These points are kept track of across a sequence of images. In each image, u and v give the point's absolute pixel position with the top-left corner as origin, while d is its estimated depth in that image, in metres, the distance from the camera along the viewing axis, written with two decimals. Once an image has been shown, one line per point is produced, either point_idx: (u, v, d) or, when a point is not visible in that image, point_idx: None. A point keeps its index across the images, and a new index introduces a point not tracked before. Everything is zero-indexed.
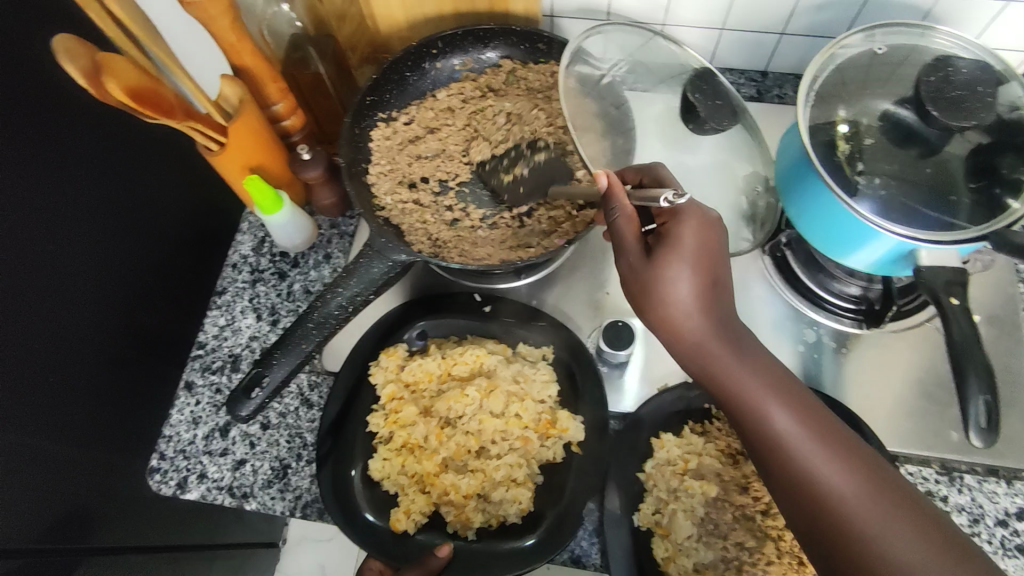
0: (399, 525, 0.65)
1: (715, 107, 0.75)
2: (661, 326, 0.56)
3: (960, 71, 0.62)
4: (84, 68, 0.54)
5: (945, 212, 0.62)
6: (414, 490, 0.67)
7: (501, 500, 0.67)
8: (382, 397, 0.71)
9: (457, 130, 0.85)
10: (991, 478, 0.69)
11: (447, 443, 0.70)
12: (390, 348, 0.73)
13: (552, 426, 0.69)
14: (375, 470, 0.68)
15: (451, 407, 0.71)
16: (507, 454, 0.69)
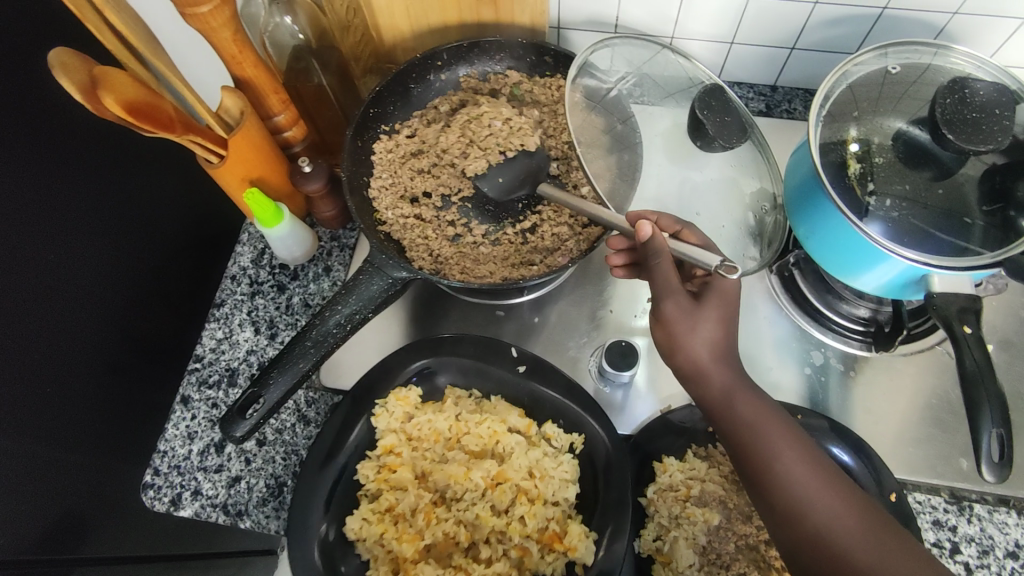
0: None
1: (723, 124, 0.70)
2: (678, 365, 0.57)
3: (977, 92, 0.60)
4: (79, 82, 0.53)
5: (959, 236, 0.61)
6: (386, 572, 0.64)
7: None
8: (380, 447, 0.68)
9: (456, 149, 0.80)
10: (1001, 508, 0.68)
11: (433, 529, 0.67)
12: (401, 390, 0.70)
13: (557, 540, 0.65)
14: (353, 530, 0.65)
15: (451, 476, 0.69)
16: (500, 560, 0.66)
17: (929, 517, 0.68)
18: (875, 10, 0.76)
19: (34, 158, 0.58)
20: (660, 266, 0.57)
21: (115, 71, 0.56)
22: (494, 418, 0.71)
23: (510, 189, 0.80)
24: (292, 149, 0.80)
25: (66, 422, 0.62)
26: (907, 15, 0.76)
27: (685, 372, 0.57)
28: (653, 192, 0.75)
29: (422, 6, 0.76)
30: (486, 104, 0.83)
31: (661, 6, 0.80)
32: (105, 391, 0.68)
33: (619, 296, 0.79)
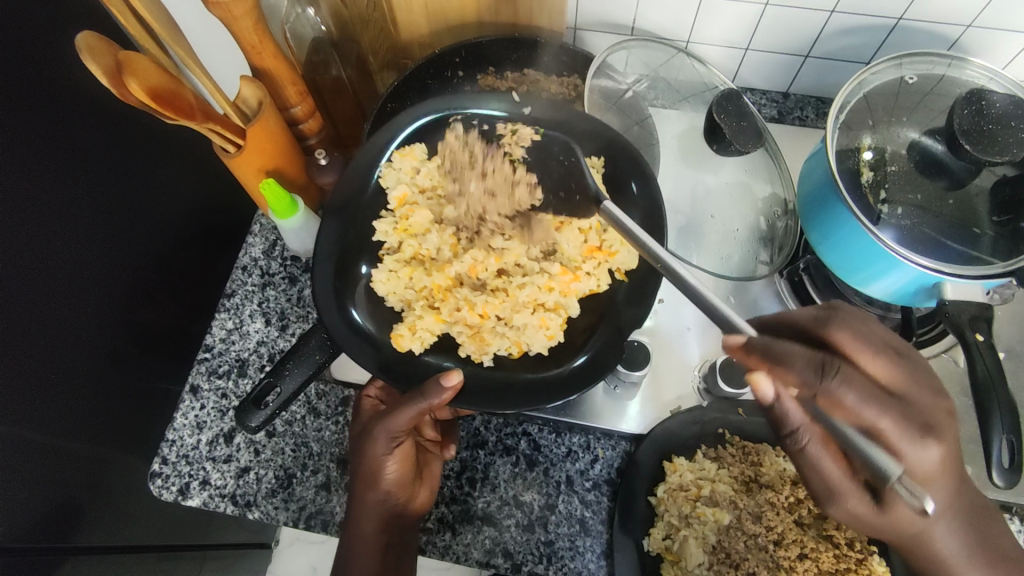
0: (401, 343, 0.65)
1: (740, 128, 0.70)
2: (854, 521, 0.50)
3: (993, 105, 0.61)
4: (104, 67, 0.53)
5: (968, 245, 0.62)
6: (422, 306, 0.68)
7: (525, 327, 0.67)
8: (393, 200, 0.71)
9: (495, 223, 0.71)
10: (1004, 515, 0.69)
11: (461, 258, 0.70)
12: (404, 148, 0.72)
13: (597, 249, 0.70)
14: (382, 282, 0.68)
15: (470, 206, 0.71)
16: (535, 275, 0.69)
17: None
18: (889, 21, 0.77)
19: (49, 142, 0.58)
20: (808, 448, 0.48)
21: (138, 56, 0.55)
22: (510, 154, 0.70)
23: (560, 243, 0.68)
24: (307, 141, 0.80)
25: (67, 406, 0.62)
26: (921, 26, 0.77)
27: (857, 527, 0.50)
28: (667, 195, 0.77)
29: (441, 3, 0.76)
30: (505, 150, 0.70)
31: (678, 10, 0.81)
32: (104, 379, 0.67)
33: None
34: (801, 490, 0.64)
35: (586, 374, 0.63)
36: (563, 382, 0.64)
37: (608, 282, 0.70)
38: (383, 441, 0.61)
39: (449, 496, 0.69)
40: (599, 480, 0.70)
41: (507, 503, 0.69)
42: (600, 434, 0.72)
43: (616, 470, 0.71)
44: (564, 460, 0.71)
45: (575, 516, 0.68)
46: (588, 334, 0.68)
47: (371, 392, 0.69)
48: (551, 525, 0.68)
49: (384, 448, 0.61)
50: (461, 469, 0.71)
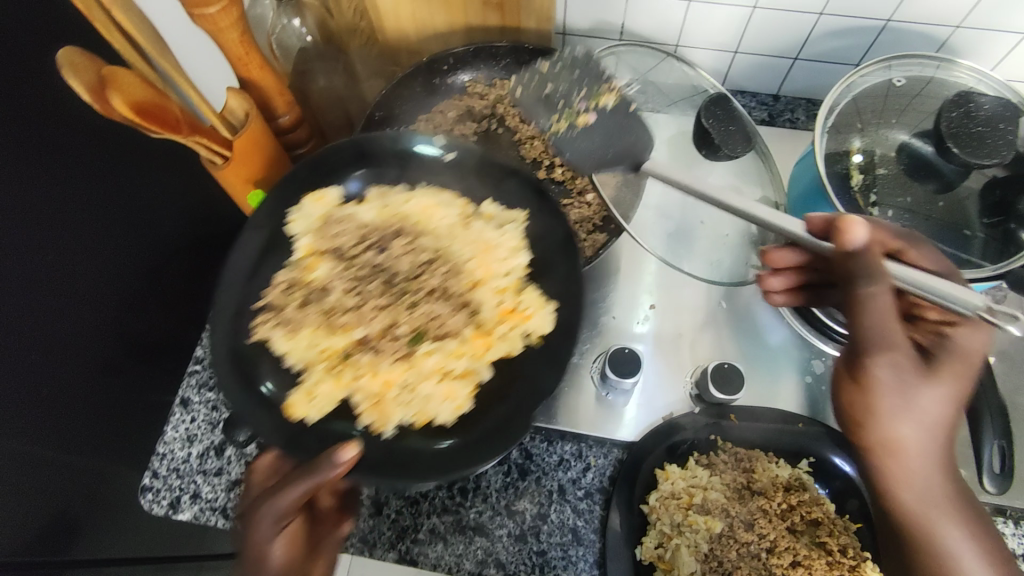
0: (295, 411, 0.61)
1: (728, 132, 0.70)
2: (853, 424, 0.50)
3: (981, 107, 0.60)
4: (88, 83, 0.53)
5: (960, 248, 0.62)
6: (322, 369, 0.64)
7: (430, 397, 0.63)
8: (298, 252, 0.68)
9: (398, 285, 0.69)
10: (999, 518, 0.69)
11: (371, 320, 0.67)
12: (318, 192, 0.69)
13: (513, 312, 0.67)
14: (280, 346, 0.64)
15: (394, 265, 0.70)
16: (448, 341, 0.66)
17: None
18: (878, 23, 0.77)
19: (36, 154, 0.57)
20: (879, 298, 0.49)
21: (124, 71, 0.55)
22: (428, 216, 0.71)
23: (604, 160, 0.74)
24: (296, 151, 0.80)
25: (60, 420, 0.62)
26: (911, 27, 0.77)
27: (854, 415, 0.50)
28: (657, 201, 0.76)
29: (429, 10, 0.76)
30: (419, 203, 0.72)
31: (667, 14, 0.81)
32: (101, 387, 0.67)
33: (624, 304, 0.79)
34: (793, 496, 0.64)
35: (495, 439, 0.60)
36: (470, 451, 0.60)
37: (522, 346, 0.66)
38: (267, 525, 0.51)
39: (440, 507, 0.69)
40: (592, 488, 0.70)
41: (499, 513, 0.69)
42: (593, 442, 0.72)
43: (608, 479, 0.70)
44: (556, 468, 0.71)
45: (567, 525, 0.68)
46: (499, 403, 0.63)
47: (260, 468, 0.56)
48: (543, 534, 0.68)
49: (270, 532, 0.51)
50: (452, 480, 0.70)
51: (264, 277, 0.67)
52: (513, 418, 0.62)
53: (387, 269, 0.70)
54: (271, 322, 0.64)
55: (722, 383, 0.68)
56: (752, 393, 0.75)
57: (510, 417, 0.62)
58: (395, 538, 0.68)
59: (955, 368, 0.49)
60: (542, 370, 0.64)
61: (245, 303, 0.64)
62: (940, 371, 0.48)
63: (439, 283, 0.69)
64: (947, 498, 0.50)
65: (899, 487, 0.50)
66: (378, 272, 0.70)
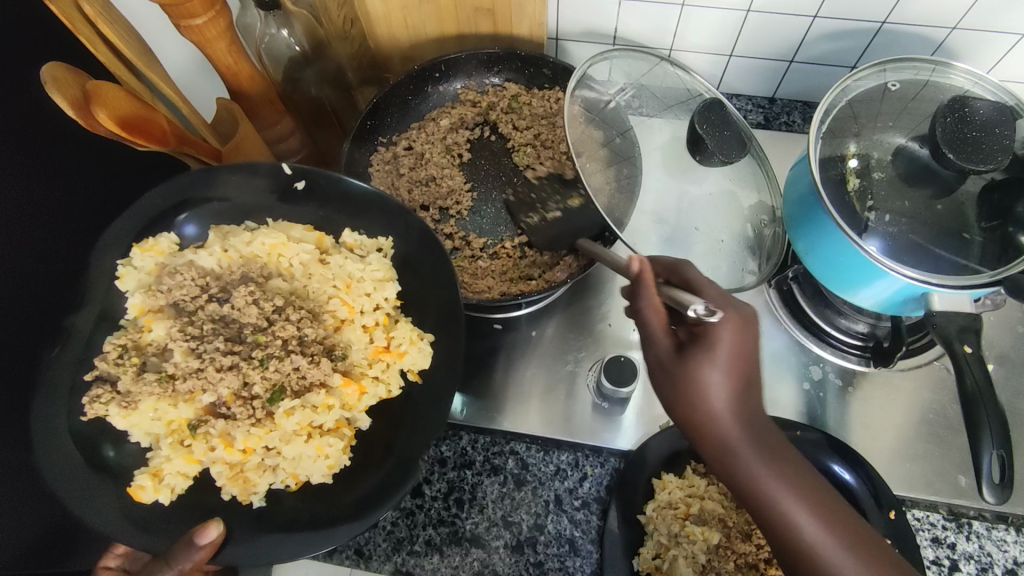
0: (143, 494, 0.53)
1: (723, 138, 0.69)
2: (682, 428, 0.46)
3: (977, 111, 0.60)
4: (71, 98, 0.52)
5: (957, 252, 0.61)
6: (169, 445, 0.56)
7: (300, 458, 0.57)
8: (132, 311, 0.57)
9: (246, 332, 0.58)
10: (1000, 525, 0.68)
11: (213, 379, 0.56)
12: (147, 241, 0.59)
13: (382, 351, 0.61)
14: (118, 420, 0.54)
15: (241, 317, 0.59)
16: (308, 395, 0.58)
17: (928, 534, 0.68)
18: (874, 25, 0.76)
19: None
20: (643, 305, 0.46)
21: (108, 85, 0.55)
22: (279, 253, 0.61)
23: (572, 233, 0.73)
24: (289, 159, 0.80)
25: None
26: (906, 29, 0.76)
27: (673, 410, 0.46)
28: (651, 207, 0.75)
29: (419, 17, 0.75)
30: (268, 238, 0.60)
31: (659, 18, 0.80)
32: None
33: (619, 311, 0.79)
34: None
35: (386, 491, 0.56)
36: (356, 508, 0.56)
37: (400, 385, 0.61)
38: None
39: (437, 518, 0.68)
40: (589, 498, 0.69)
41: (496, 524, 0.68)
42: (589, 451, 0.72)
43: (605, 488, 0.70)
44: (552, 478, 0.70)
45: (564, 536, 0.67)
46: (388, 451, 0.60)
47: (111, 562, 0.62)
48: (540, 545, 0.67)
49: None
50: (448, 490, 0.70)
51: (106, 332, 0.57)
52: (405, 464, 0.57)
53: (233, 319, 0.59)
54: (107, 398, 0.54)
55: None
56: None
57: (403, 462, 0.58)
58: (392, 550, 0.67)
59: (707, 345, 0.45)
60: (424, 415, 0.60)
61: (76, 375, 0.55)
62: (694, 359, 0.45)
63: (300, 333, 0.59)
64: (776, 474, 0.44)
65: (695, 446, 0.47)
66: (223, 326, 0.59)
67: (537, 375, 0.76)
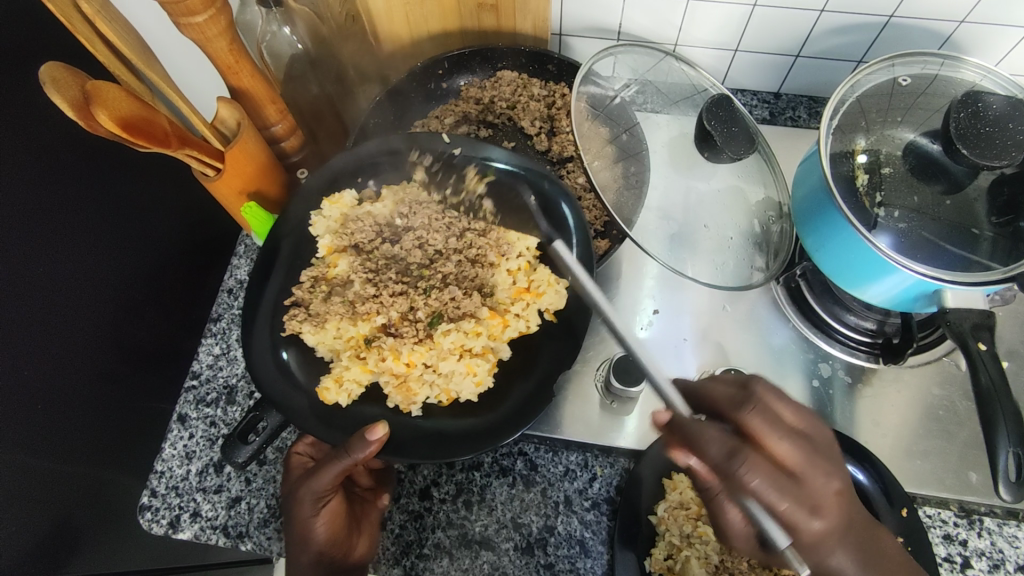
0: (328, 395, 0.63)
1: (731, 134, 0.68)
2: None
3: (990, 107, 0.59)
4: (71, 100, 0.51)
5: (968, 248, 0.60)
6: (348, 356, 0.67)
7: (453, 374, 0.66)
8: (320, 249, 0.70)
9: (415, 268, 0.72)
10: (1011, 522, 0.68)
11: (389, 305, 0.69)
12: (334, 195, 0.71)
13: (525, 292, 0.71)
14: (312, 335, 0.66)
15: (413, 248, 0.72)
16: (463, 323, 0.68)
17: (940, 531, 0.68)
18: (881, 19, 0.75)
19: (29, 170, 0.56)
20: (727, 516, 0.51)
21: (107, 85, 0.53)
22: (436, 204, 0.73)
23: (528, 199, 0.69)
24: (289, 159, 0.78)
25: (57, 434, 0.60)
26: (913, 23, 0.75)
27: None
28: (658, 203, 0.74)
29: (422, 12, 0.75)
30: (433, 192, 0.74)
31: (666, 13, 0.79)
32: (102, 400, 0.66)
33: (626, 309, 0.78)
34: None
35: (537, 401, 0.64)
36: (504, 421, 0.64)
37: (539, 323, 0.70)
38: (308, 503, 0.59)
39: (445, 521, 0.68)
40: (599, 499, 0.69)
41: (505, 526, 0.67)
42: (598, 452, 0.71)
43: (615, 488, 0.69)
44: (562, 479, 0.70)
45: (575, 537, 0.67)
46: (519, 381, 0.68)
47: (302, 449, 0.66)
48: (550, 546, 0.67)
49: (311, 510, 0.59)
50: (457, 492, 0.69)
51: (302, 265, 0.70)
52: (545, 387, 0.65)
53: (405, 257, 0.73)
54: (301, 317, 0.66)
55: None
56: None
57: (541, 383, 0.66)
58: (401, 554, 0.66)
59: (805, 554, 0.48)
60: (558, 347, 0.68)
61: (278, 300, 0.67)
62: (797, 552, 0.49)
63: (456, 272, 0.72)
64: None
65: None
66: (393, 263, 0.73)
67: None
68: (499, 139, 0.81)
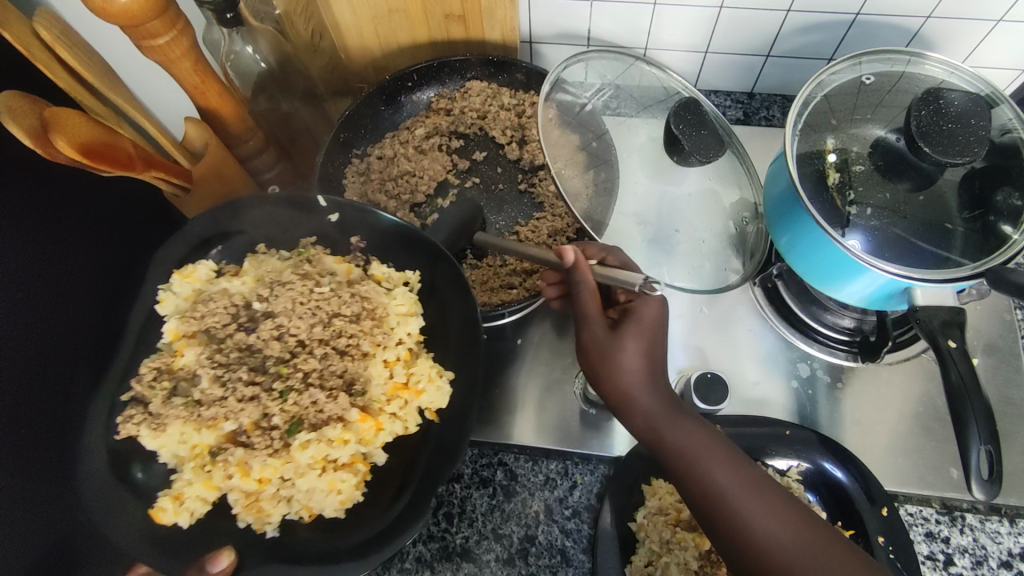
0: (164, 517, 0.52)
1: (700, 138, 0.68)
2: (610, 396, 0.55)
3: (951, 103, 0.59)
4: (29, 129, 0.51)
5: (940, 245, 0.60)
6: (191, 469, 0.54)
7: (313, 491, 0.55)
8: (166, 336, 0.56)
9: (268, 363, 0.57)
10: (993, 517, 0.68)
11: (234, 410, 0.55)
12: (186, 267, 0.58)
13: (403, 389, 0.58)
14: (148, 439, 0.53)
15: (271, 332, 0.57)
16: (325, 431, 0.55)
17: (922, 529, 0.67)
18: (848, 17, 0.75)
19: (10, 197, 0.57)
20: (581, 292, 0.57)
21: (66, 111, 0.53)
22: (298, 285, 0.58)
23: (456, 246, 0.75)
24: (264, 175, 0.78)
25: None
26: (881, 20, 0.75)
27: (610, 399, 0.55)
28: (633, 209, 0.74)
29: (390, 26, 0.75)
30: (293, 271, 0.59)
31: (634, 18, 0.79)
32: None
33: None
34: None
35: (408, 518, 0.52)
36: (359, 546, 0.52)
37: (417, 424, 0.58)
38: None
39: (426, 534, 0.67)
40: (579, 507, 0.69)
41: (486, 537, 0.67)
42: (578, 460, 0.71)
43: (595, 496, 0.69)
44: (542, 488, 0.70)
45: (556, 546, 0.67)
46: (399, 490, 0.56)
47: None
48: (532, 557, 0.66)
49: None
50: (438, 505, 0.69)
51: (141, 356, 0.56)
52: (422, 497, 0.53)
53: (253, 349, 0.57)
54: (139, 418, 0.53)
55: (705, 392, 0.68)
56: (738, 402, 0.74)
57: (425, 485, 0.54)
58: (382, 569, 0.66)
59: (633, 326, 0.56)
60: (442, 450, 0.56)
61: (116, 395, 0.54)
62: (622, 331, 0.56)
63: (317, 370, 0.56)
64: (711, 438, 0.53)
65: (629, 416, 0.55)
66: (248, 356, 0.57)
67: (527, 384, 0.75)
68: (471, 149, 0.82)
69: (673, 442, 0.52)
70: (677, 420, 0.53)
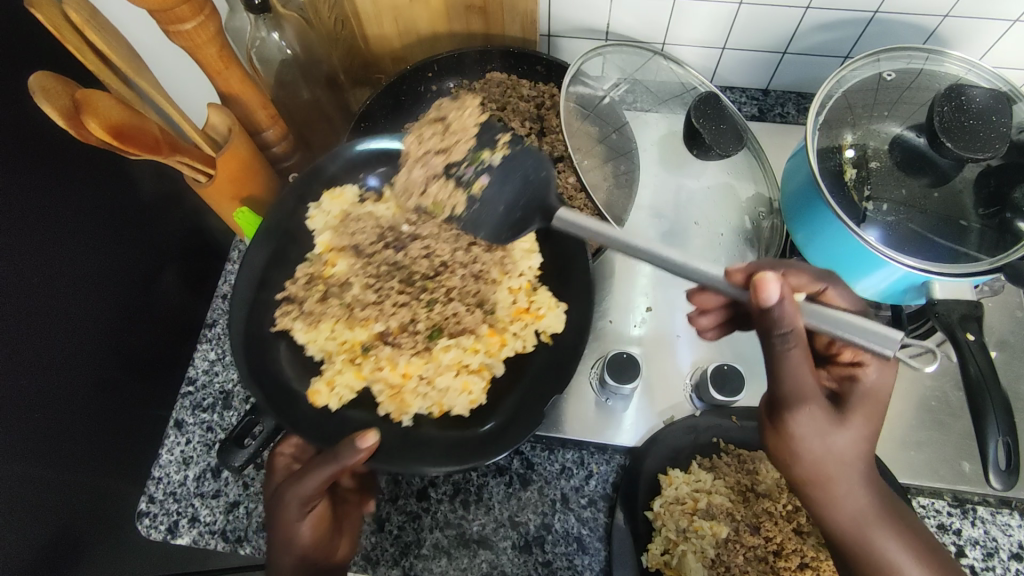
0: (319, 398, 0.63)
1: (719, 131, 0.69)
2: (810, 485, 0.48)
3: (973, 100, 0.60)
4: (61, 109, 0.51)
5: (955, 240, 0.61)
6: (343, 360, 0.66)
7: (446, 389, 0.66)
8: (318, 247, 0.71)
9: (414, 284, 0.71)
10: (1004, 510, 0.69)
11: (389, 315, 0.69)
12: (335, 190, 0.72)
13: (524, 311, 0.69)
14: (303, 333, 0.67)
15: (416, 254, 0.72)
16: (462, 338, 0.68)
17: (934, 521, 0.68)
18: (866, 15, 0.76)
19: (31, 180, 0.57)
20: (793, 352, 0.46)
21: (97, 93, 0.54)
22: None
23: (514, 224, 0.63)
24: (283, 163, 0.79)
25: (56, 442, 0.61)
26: (898, 18, 0.76)
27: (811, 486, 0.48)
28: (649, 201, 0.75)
29: (412, 16, 0.75)
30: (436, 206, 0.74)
31: (653, 12, 0.80)
32: (101, 407, 0.67)
33: (619, 305, 0.79)
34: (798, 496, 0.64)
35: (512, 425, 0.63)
36: (485, 437, 0.63)
37: (534, 344, 0.69)
38: (294, 506, 0.55)
39: (443, 521, 0.68)
40: (595, 496, 0.69)
41: (503, 525, 0.68)
42: (593, 449, 0.72)
43: (611, 485, 0.70)
44: (559, 477, 0.70)
45: (572, 534, 0.67)
46: (511, 395, 0.67)
47: (286, 450, 0.62)
48: (548, 544, 0.67)
49: (299, 513, 0.55)
50: (455, 492, 0.69)
51: (292, 263, 0.70)
52: (521, 409, 0.64)
53: (402, 269, 0.72)
54: (294, 314, 0.67)
55: (720, 384, 0.68)
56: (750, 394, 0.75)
57: (513, 416, 0.64)
58: (399, 554, 0.67)
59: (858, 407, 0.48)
60: (545, 373, 0.66)
61: (264, 293, 0.67)
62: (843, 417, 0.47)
63: (455, 284, 0.71)
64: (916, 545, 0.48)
65: (831, 510, 0.48)
66: (396, 270, 0.72)
67: None
68: None
69: (884, 557, 0.47)
70: (887, 524, 0.48)
